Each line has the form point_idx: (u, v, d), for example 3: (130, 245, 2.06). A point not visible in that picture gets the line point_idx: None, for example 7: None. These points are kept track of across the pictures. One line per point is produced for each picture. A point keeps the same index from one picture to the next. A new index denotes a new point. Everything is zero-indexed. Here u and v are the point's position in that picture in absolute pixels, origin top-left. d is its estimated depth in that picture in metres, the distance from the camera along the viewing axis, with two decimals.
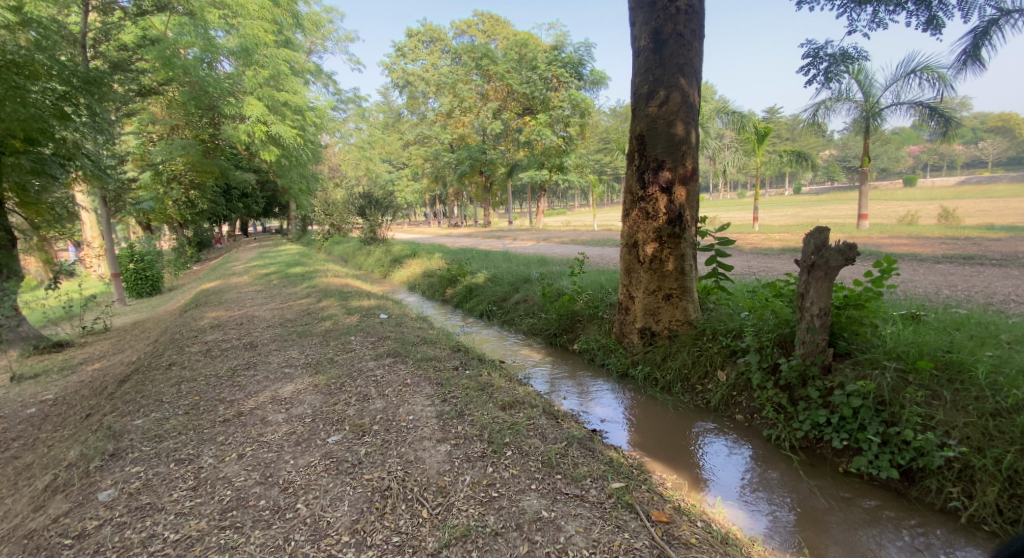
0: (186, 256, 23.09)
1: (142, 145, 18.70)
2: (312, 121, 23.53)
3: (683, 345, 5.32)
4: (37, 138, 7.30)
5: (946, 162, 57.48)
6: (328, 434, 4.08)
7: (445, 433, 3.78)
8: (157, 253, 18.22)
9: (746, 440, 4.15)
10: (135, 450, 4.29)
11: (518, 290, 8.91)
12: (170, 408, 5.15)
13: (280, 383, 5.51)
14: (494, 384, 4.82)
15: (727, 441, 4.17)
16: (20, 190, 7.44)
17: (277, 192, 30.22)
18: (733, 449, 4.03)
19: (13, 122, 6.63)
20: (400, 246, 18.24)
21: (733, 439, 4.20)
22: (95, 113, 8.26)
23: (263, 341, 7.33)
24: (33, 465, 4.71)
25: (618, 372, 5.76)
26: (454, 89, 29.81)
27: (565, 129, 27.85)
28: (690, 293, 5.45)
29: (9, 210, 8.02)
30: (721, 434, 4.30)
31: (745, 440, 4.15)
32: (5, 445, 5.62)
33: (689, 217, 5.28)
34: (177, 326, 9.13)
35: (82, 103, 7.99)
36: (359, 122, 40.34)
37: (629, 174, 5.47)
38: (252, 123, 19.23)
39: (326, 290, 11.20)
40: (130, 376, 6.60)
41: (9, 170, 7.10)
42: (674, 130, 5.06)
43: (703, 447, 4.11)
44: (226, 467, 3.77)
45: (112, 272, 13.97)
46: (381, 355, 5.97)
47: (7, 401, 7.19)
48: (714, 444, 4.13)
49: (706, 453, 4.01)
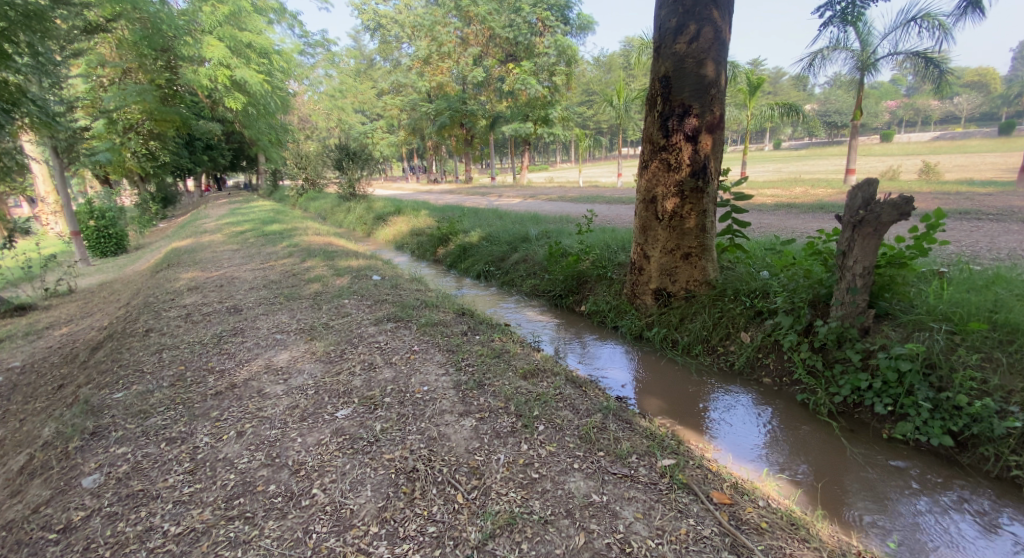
0: (150, 213, 21.77)
1: (92, 90, 17.16)
2: (279, 65, 21.93)
3: (703, 306, 5.08)
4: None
5: (921, 118, 57.92)
6: (336, 408, 3.75)
7: (466, 406, 3.48)
8: (120, 209, 17.09)
9: (766, 403, 4.02)
10: (118, 428, 3.89)
11: (517, 250, 8.56)
12: (152, 380, 4.71)
13: (273, 350, 5.12)
14: (509, 350, 4.53)
15: (747, 403, 4.03)
16: None
17: (245, 143, 28.53)
18: (754, 412, 3.90)
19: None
20: (381, 202, 17.48)
21: (759, 402, 4.04)
22: (37, 52, 7.30)
23: (249, 305, 6.84)
24: (3, 444, 4.29)
25: (631, 334, 5.52)
26: (431, 32, 28.08)
27: (549, 79, 26.68)
28: (709, 252, 5.17)
29: None
30: (740, 396, 4.16)
31: (769, 403, 4.01)
32: None
33: (714, 169, 4.94)
34: (151, 288, 8.53)
35: (23, 41, 7.04)
36: (329, 68, 38.03)
37: (650, 121, 5.08)
38: (213, 66, 17.79)
39: (309, 249, 10.61)
40: (103, 344, 6.11)
41: None
42: (704, 71, 4.67)
43: (722, 410, 3.96)
44: (226, 446, 3.42)
45: (71, 229, 13.00)
46: (382, 320, 5.59)
47: None
48: (743, 410, 3.94)
49: (736, 419, 3.82)
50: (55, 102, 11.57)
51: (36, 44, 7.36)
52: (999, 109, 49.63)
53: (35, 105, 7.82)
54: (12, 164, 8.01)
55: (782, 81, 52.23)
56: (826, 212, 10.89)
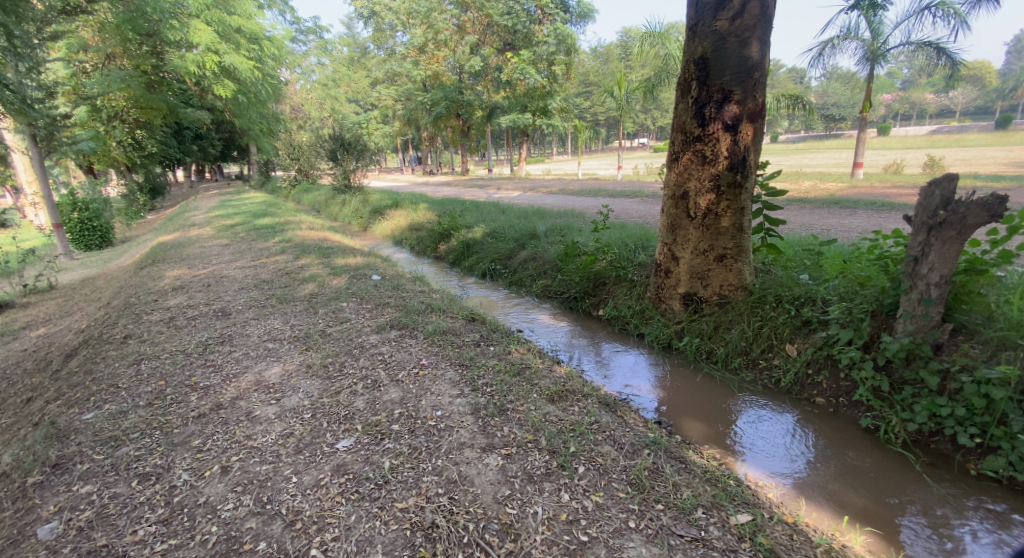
0: (137, 204, 20.98)
1: (74, 76, 16.37)
2: (270, 52, 21.16)
3: (740, 315, 4.61)
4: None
5: (917, 111, 57.72)
6: (336, 438, 3.25)
7: (489, 439, 2.99)
8: (106, 200, 16.33)
9: (803, 422, 3.64)
10: (85, 459, 3.38)
11: (525, 247, 8.07)
12: (127, 398, 4.17)
13: (265, 362, 4.60)
14: (530, 366, 4.03)
15: (783, 423, 3.65)
16: None
17: (235, 132, 27.66)
18: (804, 434, 3.50)
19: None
20: (377, 195, 16.85)
21: (802, 423, 3.63)
22: (12, 33, 6.77)
23: (238, 308, 6.30)
24: None
25: (660, 344, 5.04)
26: (426, 18, 27.28)
27: (548, 68, 25.92)
28: (746, 254, 4.70)
29: None
30: (774, 414, 3.78)
31: (811, 423, 3.62)
32: None
33: (753, 161, 4.46)
34: (133, 287, 7.94)
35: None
36: (321, 55, 37.10)
37: (683, 108, 4.59)
38: (201, 51, 17.03)
39: (303, 245, 10.06)
40: (79, 351, 5.55)
41: None
42: (747, 52, 4.17)
43: (766, 432, 3.56)
44: (208, 487, 2.93)
45: (52, 221, 12.32)
46: (384, 328, 5.08)
47: None
48: (794, 433, 3.52)
49: (789, 444, 3.40)
50: (33, 88, 10.92)
51: (11, 24, 6.79)
52: (994, 103, 49.59)
53: (10, 89, 7.28)
54: None
55: (781, 73, 51.73)
56: (843, 209, 10.47)
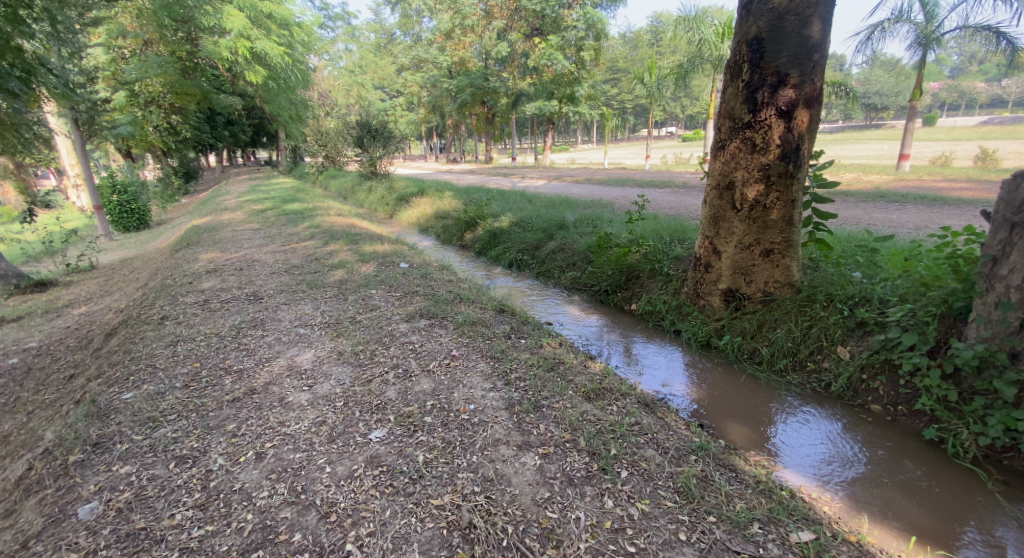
0: (173, 187, 21.49)
1: (113, 61, 16.76)
2: (299, 37, 21.24)
3: (786, 313, 4.39)
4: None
5: (966, 101, 54.67)
6: (369, 428, 3.19)
7: (525, 437, 2.88)
8: (143, 183, 16.76)
9: (849, 430, 3.45)
10: (125, 439, 3.41)
11: (554, 238, 7.92)
12: (164, 379, 4.22)
13: (296, 347, 4.59)
14: (564, 361, 3.91)
15: (828, 430, 3.46)
16: None
17: (265, 118, 28.03)
18: (857, 441, 3.33)
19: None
20: (403, 182, 16.83)
21: (851, 432, 3.42)
22: (54, 18, 6.90)
23: (270, 292, 6.34)
24: (8, 444, 3.90)
25: (697, 342, 4.84)
26: (454, 4, 26.96)
27: (576, 54, 25.31)
28: (795, 249, 4.46)
29: None
30: (817, 419, 3.59)
31: (860, 433, 3.40)
32: None
33: (807, 150, 4.24)
34: (169, 269, 8.09)
35: (39, 6, 6.61)
36: (348, 42, 37.23)
37: (733, 93, 4.40)
38: (234, 37, 17.22)
39: (331, 231, 10.10)
40: (118, 330, 5.66)
41: None
42: (807, 32, 3.97)
43: (815, 435, 3.40)
44: (243, 473, 2.91)
45: (93, 203, 12.70)
46: (414, 317, 5.03)
47: None
48: (846, 438, 3.36)
49: (841, 450, 3.24)
50: (75, 73, 11.18)
51: (55, 10, 6.96)
52: None
53: (53, 74, 7.51)
54: (34, 137, 7.74)
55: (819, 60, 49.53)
56: (889, 204, 9.92)
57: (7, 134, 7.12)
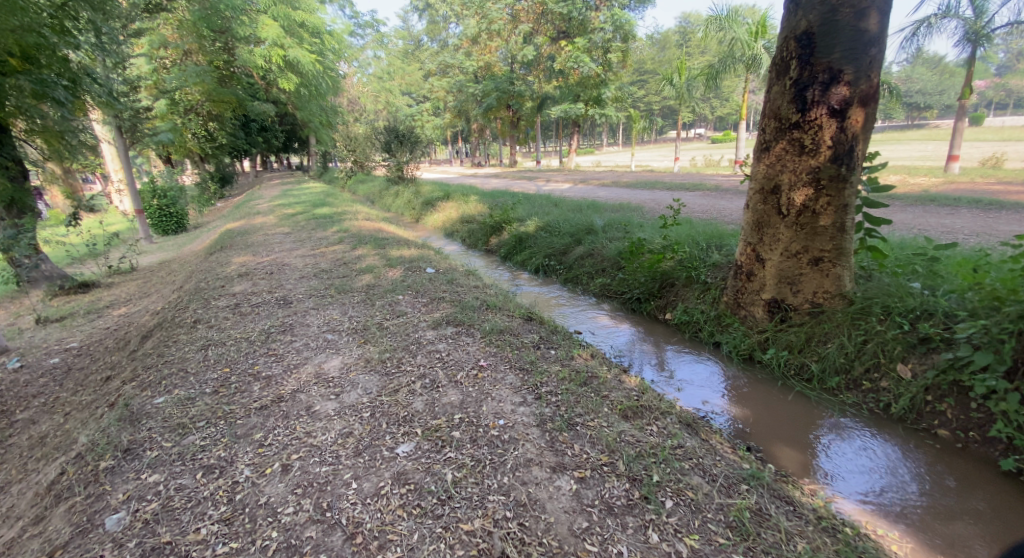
0: (209, 192, 22.12)
1: (155, 71, 17.36)
2: (330, 45, 21.60)
3: (838, 327, 4.12)
4: (35, 54, 6.52)
5: (1016, 98, 51.84)
6: (396, 442, 3.07)
7: (559, 457, 2.71)
8: (181, 188, 17.29)
9: (911, 457, 3.18)
10: (154, 446, 3.38)
11: (582, 243, 7.72)
12: (195, 384, 4.19)
13: (322, 354, 4.51)
14: (598, 375, 3.71)
15: (888, 456, 3.20)
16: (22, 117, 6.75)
17: (297, 124, 28.64)
18: (922, 469, 3.08)
19: (2, 31, 5.64)
20: (430, 186, 16.86)
21: (914, 460, 3.16)
22: (100, 30, 7.10)
23: (298, 297, 6.34)
24: (47, 445, 3.94)
25: (739, 356, 4.60)
26: (481, 9, 26.99)
27: (603, 56, 24.97)
28: (847, 257, 4.18)
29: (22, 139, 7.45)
30: (874, 444, 3.33)
31: (925, 461, 3.14)
32: (25, 403, 4.97)
33: (861, 151, 3.97)
34: (203, 272, 8.23)
35: (86, 20, 6.84)
36: (377, 49, 37.76)
37: (780, 92, 4.17)
38: (268, 46, 17.62)
39: (359, 235, 10.14)
40: (153, 333, 5.74)
41: (8, 92, 6.42)
42: (863, 25, 3.72)
43: (873, 460, 3.16)
44: (269, 486, 2.83)
45: (134, 207, 13.13)
46: (441, 325, 4.91)
47: (33, 346, 6.54)
48: (909, 466, 3.11)
49: (904, 478, 2.99)
50: (118, 82, 11.56)
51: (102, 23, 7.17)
52: None
53: (99, 84, 7.77)
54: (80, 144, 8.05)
55: None
56: (941, 208, 9.33)
57: (55, 142, 7.36)
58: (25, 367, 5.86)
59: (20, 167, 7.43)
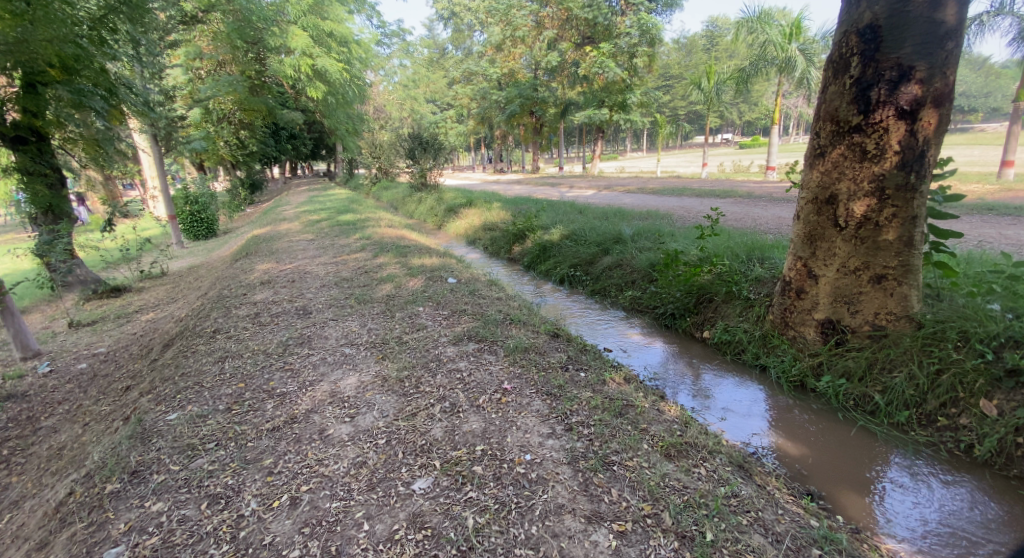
0: (239, 198, 22.47)
1: (190, 81, 17.79)
2: (357, 53, 21.80)
3: (907, 354, 3.73)
4: (73, 64, 6.27)
5: None
6: (413, 476, 2.79)
7: (595, 505, 2.42)
8: (213, 194, 17.56)
9: (989, 505, 2.86)
10: (162, 469, 3.09)
11: (610, 252, 7.37)
12: (209, 400, 3.90)
13: (338, 370, 4.25)
14: (635, 404, 3.38)
15: (963, 502, 2.89)
16: (62, 126, 6.80)
17: (324, 132, 28.99)
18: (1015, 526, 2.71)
19: (40, 43, 5.34)
20: (453, 193, 16.69)
21: (995, 508, 2.84)
22: (137, 41, 7.01)
23: (318, 307, 6.15)
24: (60, 458, 3.77)
25: (790, 383, 4.22)
26: (506, 16, 26.94)
27: (629, 61, 24.54)
28: (914, 275, 3.78)
29: (61, 148, 7.56)
30: (945, 487, 3.02)
31: (1005, 509, 2.82)
32: (47, 410, 4.86)
33: (933, 157, 3.59)
34: (227, 279, 8.16)
35: (124, 31, 6.77)
36: (402, 57, 38.12)
37: (838, 93, 3.83)
38: (297, 55, 17.86)
39: (382, 243, 9.98)
40: (174, 341, 5.59)
41: (49, 101, 6.46)
42: (939, 16, 3.37)
43: (950, 513, 2.81)
44: (274, 523, 2.56)
45: (166, 213, 13.30)
46: (464, 340, 4.63)
47: (61, 350, 6.51)
48: (997, 522, 2.74)
49: (990, 535, 2.64)
50: (155, 92, 11.79)
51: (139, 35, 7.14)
52: None
53: (135, 94, 7.66)
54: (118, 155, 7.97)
55: None
56: (998, 218, 8.64)
57: (91, 150, 7.25)
58: (52, 372, 5.79)
59: (59, 175, 7.48)
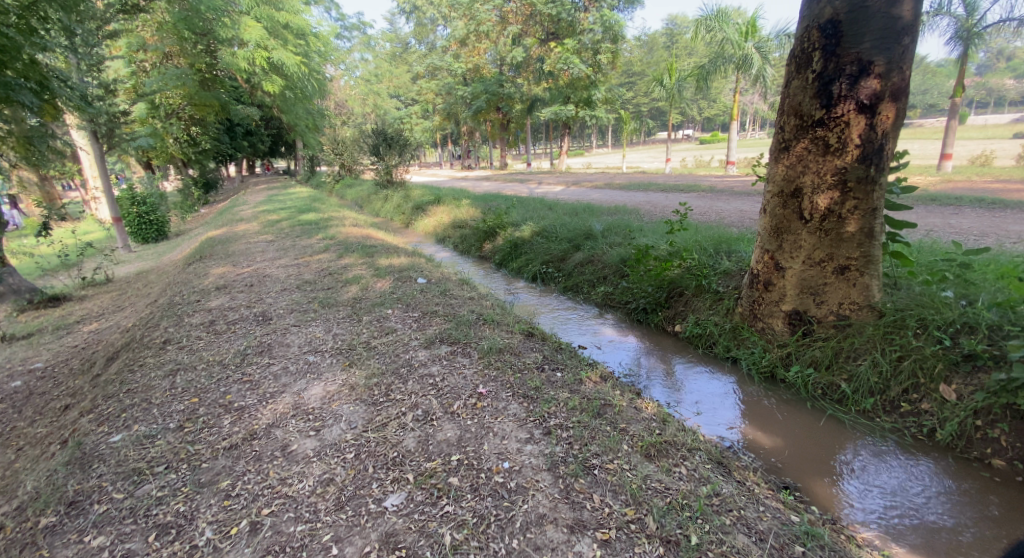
0: (192, 198, 21.42)
1: (135, 74, 16.76)
2: (314, 46, 21.08)
3: (870, 343, 3.83)
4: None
5: (993, 101, 52.47)
6: (384, 492, 2.64)
7: (576, 513, 2.34)
8: (163, 194, 16.64)
9: (949, 486, 2.96)
10: (104, 498, 2.84)
11: (581, 248, 7.35)
12: (158, 418, 3.63)
13: (302, 380, 4.03)
14: (612, 404, 3.32)
15: (923, 483, 2.99)
16: None
17: (282, 128, 27.99)
18: (974, 505, 2.81)
19: None
20: (420, 190, 16.38)
21: (952, 487, 2.95)
22: (70, 30, 6.50)
23: (279, 312, 5.86)
24: None
25: (760, 374, 4.27)
26: (469, 10, 26.61)
27: (593, 58, 24.72)
28: (875, 266, 3.88)
29: None
30: (907, 468, 3.11)
31: (960, 487, 2.95)
32: None
33: (891, 151, 3.69)
34: (178, 285, 7.69)
35: (54, 19, 6.25)
36: (363, 52, 37.20)
37: (801, 87, 3.87)
38: (251, 48, 17.12)
39: (346, 243, 9.66)
40: (120, 354, 5.19)
41: None
42: (896, 12, 3.44)
43: (914, 496, 2.89)
44: (233, 553, 2.37)
45: (110, 215, 12.50)
46: (436, 343, 4.49)
47: None
48: (958, 503, 2.83)
49: (951, 517, 2.73)
50: (95, 85, 11.04)
51: (71, 24, 6.62)
52: None
53: (69, 87, 7.10)
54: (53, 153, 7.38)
55: None
56: (945, 208, 9.06)
57: (22, 149, 6.79)
58: None
59: None
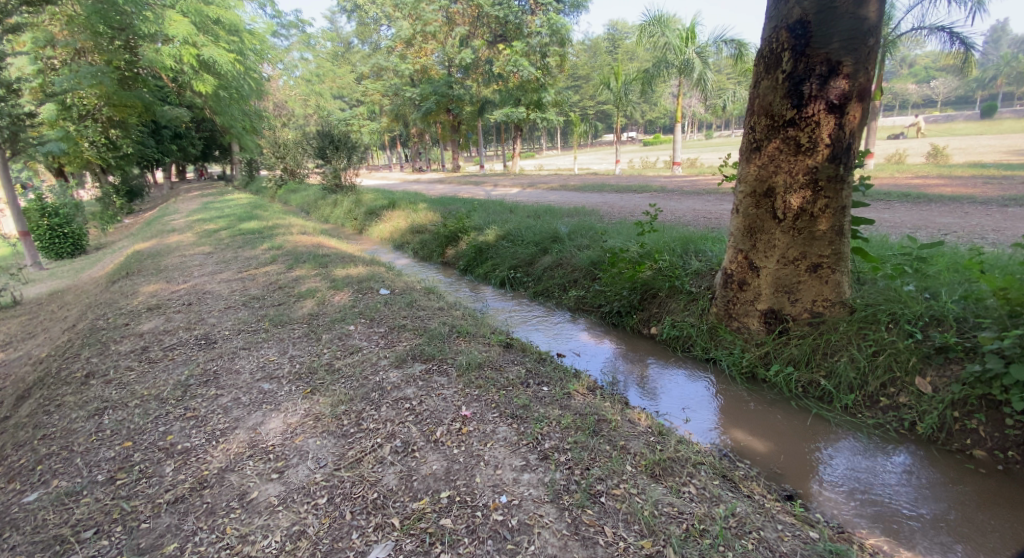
0: (113, 207, 19.59)
1: (42, 72, 15.15)
2: (249, 44, 19.89)
3: (847, 339, 3.87)
4: None
5: (903, 104, 57.26)
6: (367, 543, 2.32)
7: (589, 550, 2.13)
8: (78, 203, 15.06)
9: (930, 476, 3.01)
10: None
11: (549, 252, 7.20)
12: (84, 470, 3.11)
13: (259, 412, 3.59)
14: (608, 419, 3.14)
15: (907, 476, 3.02)
16: None
17: (216, 131, 26.28)
18: (960, 495, 2.85)
19: None
20: (371, 195, 15.74)
21: (934, 478, 3.00)
22: None
23: (225, 333, 5.31)
24: None
25: (741, 375, 4.25)
26: (414, 10, 26.02)
27: (542, 60, 24.78)
28: (845, 262, 3.93)
29: None
30: (887, 462, 3.14)
31: (939, 477, 3.00)
32: None
33: (858, 150, 3.74)
34: (102, 306, 6.88)
35: None
36: (303, 51, 35.62)
37: (771, 86, 3.86)
38: (178, 44, 15.91)
39: (295, 253, 9.03)
40: (32, 391, 4.50)
41: None
42: (863, 12, 3.47)
43: (903, 490, 2.89)
44: None
45: (16, 228, 11.17)
46: (409, 361, 4.17)
47: None
48: (944, 494, 2.86)
49: (943, 510, 2.74)
50: None
51: None
52: (987, 90, 49.21)
53: None
54: None
55: None
56: (884, 204, 9.55)
57: None
58: None
59: None
